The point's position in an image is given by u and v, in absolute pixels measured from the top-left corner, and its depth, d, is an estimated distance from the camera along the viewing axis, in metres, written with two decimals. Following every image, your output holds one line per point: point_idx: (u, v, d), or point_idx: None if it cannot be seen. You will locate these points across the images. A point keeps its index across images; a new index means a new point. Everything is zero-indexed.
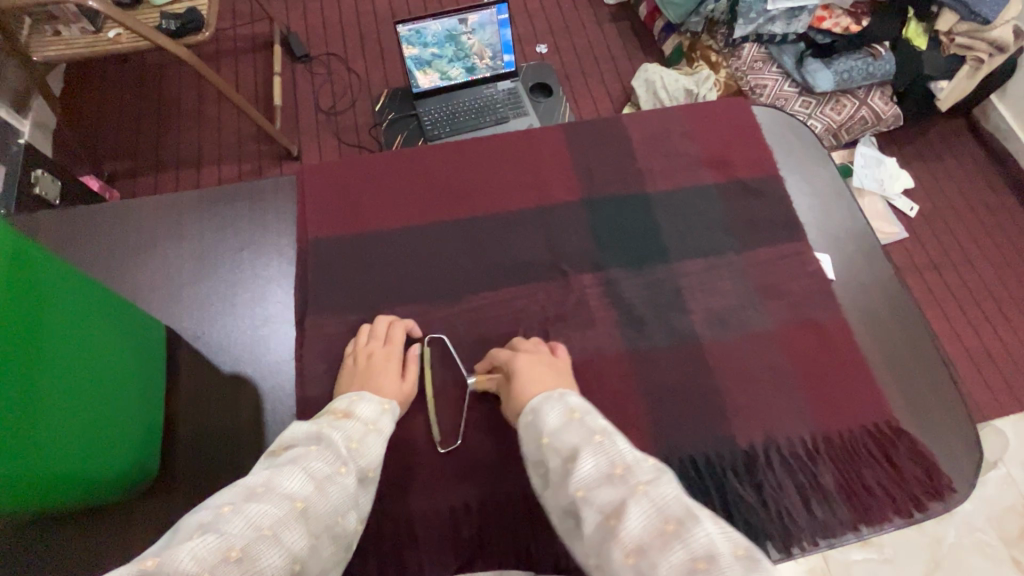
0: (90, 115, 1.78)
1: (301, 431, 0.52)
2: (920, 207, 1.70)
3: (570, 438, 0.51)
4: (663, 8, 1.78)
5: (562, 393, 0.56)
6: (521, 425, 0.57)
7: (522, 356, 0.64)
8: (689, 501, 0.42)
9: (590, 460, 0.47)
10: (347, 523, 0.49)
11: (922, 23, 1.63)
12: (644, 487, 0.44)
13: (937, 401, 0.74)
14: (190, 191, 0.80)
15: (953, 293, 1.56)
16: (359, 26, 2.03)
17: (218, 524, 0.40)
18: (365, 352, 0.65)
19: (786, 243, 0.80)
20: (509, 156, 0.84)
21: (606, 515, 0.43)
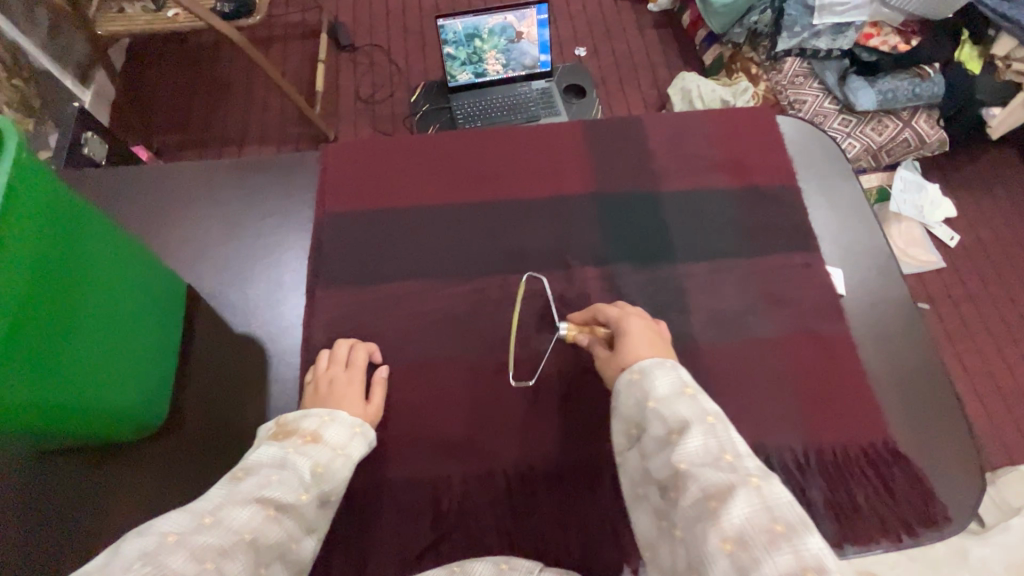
0: (146, 89, 1.89)
1: (267, 456, 0.54)
2: (960, 237, 1.64)
3: (681, 411, 0.53)
4: (706, 18, 1.78)
5: (674, 364, 0.59)
6: (623, 380, 0.60)
7: (632, 318, 0.66)
8: (803, 513, 0.42)
9: (700, 440, 0.50)
10: (297, 551, 0.50)
11: (977, 46, 1.56)
12: (756, 481, 0.45)
13: (944, 427, 0.71)
14: (223, 160, 0.84)
15: (987, 327, 1.52)
16: (404, 19, 2.09)
17: (161, 557, 0.40)
18: (326, 378, 0.66)
19: (796, 255, 0.79)
20: (526, 146, 0.86)
21: (708, 496, 0.45)
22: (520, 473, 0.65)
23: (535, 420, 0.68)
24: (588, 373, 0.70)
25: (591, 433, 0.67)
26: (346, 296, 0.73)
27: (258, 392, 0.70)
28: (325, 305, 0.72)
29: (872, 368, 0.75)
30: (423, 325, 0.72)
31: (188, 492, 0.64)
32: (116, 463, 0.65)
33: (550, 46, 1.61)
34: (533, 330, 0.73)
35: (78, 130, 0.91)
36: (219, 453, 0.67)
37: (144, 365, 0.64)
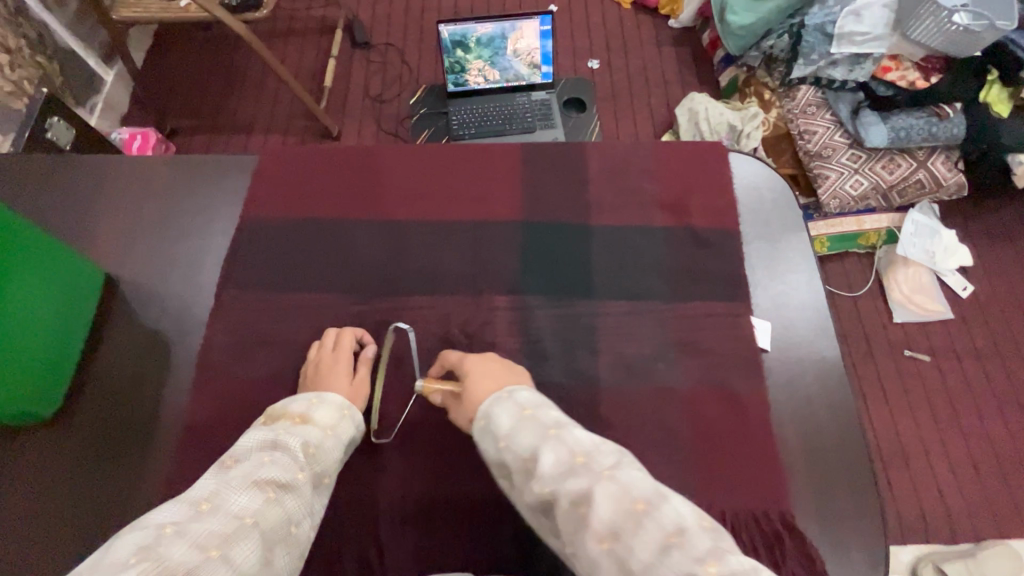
0: (159, 75, 1.85)
1: (255, 441, 0.57)
2: (975, 288, 1.52)
3: (526, 438, 0.53)
4: (723, 38, 1.64)
5: (511, 391, 0.59)
6: (473, 430, 0.59)
7: (471, 355, 0.66)
8: (654, 483, 0.46)
9: (552, 454, 0.51)
10: (301, 531, 0.54)
11: (1007, 87, 1.38)
12: (608, 470, 0.48)
13: (853, 501, 0.68)
14: (161, 156, 0.88)
15: (993, 388, 1.41)
16: (422, 14, 1.98)
17: (160, 548, 0.43)
18: (316, 362, 0.70)
19: (722, 304, 0.76)
20: (465, 168, 0.87)
21: (576, 504, 0.46)
22: (394, 500, 0.67)
23: (421, 447, 0.70)
24: None
25: (469, 470, 0.68)
26: (265, 304, 0.77)
27: (173, 390, 0.74)
28: (242, 309, 0.76)
29: (784, 431, 0.71)
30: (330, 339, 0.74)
31: (86, 469, 0.71)
32: (31, 436, 0.73)
33: (552, 58, 1.51)
34: (436, 355, 0.74)
35: (44, 116, 0.98)
36: (130, 444, 0.72)
37: (46, 346, 0.70)
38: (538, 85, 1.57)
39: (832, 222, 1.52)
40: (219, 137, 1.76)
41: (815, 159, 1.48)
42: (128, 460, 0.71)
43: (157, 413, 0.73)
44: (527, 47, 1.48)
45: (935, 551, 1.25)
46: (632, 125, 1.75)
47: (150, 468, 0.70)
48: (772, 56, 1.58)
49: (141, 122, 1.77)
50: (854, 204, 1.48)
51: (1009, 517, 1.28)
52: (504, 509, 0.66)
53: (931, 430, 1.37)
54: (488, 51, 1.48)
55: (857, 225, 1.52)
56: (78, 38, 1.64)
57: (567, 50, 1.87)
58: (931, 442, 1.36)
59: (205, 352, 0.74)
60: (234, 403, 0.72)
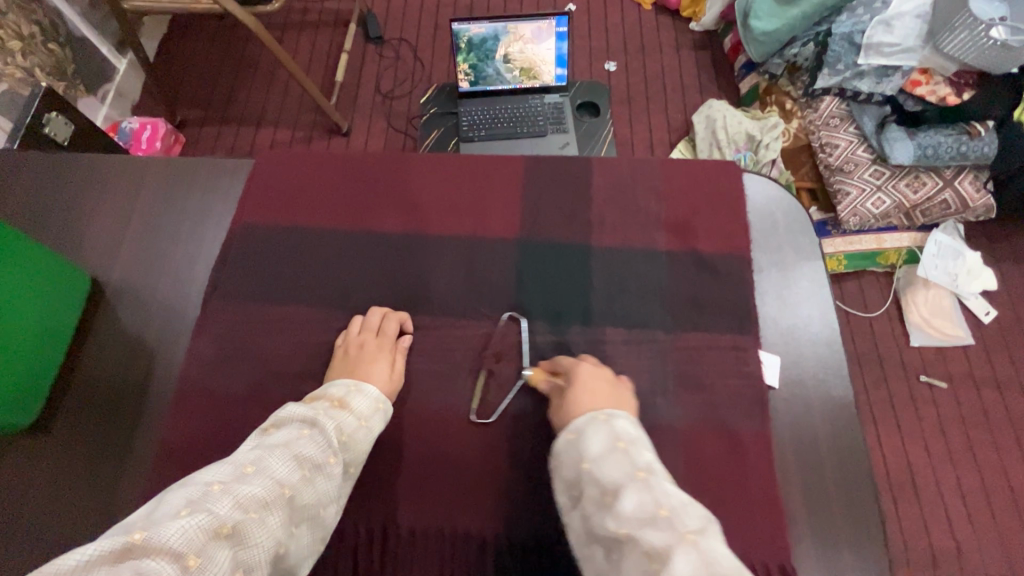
0: (170, 66, 1.83)
1: (297, 413, 0.57)
2: (998, 314, 1.45)
3: (612, 471, 0.51)
4: (746, 44, 1.59)
5: (609, 416, 0.57)
6: (558, 441, 0.58)
7: (585, 364, 0.66)
8: (738, 564, 0.42)
9: (636, 497, 0.48)
10: (327, 514, 0.54)
11: None
12: (692, 535, 0.44)
13: (856, 552, 0.64)
14: (157, 159, 0.88)
15: (1013, 420, 1.35)
16: (438, 9, 1.94)
17: (208, 502, 0.44)
18: (357, 342, 0.69)
19: (728, 335, 0.72)
20: (466, 182, 0.84)
21: (650, 558, 0.43)
22: (372, 530, 0.64)
23: (405, 475, 0.66)
24: (469, 431, 0.68)
25: (453, 502, 0.65)
26: (250, 315, 0.74)
27: (157, 398, 0.73)
28: (227, 318, 0.74)
29: (786, 473, 0.67)
30: (317, 355, 0.72)
31: (58, 480, 0.69)
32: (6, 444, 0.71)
33: (566, 60, 1.46)
34: (425, 376, 0.71)
35: (41, 111, 0.96)
36: (106, 456, 0.70)
37: (30, 350, 0.69)
38: (553, 87, 1.52)
39: (850, 239, 1.47)
40: (226, 129, 1.73)
41: (836, 174, 1.42)
42: (104, 471, 0.69)
43: (135, 424, 0.71)
44: (526, 49, 1.41)
45: None
46: (647, 130, 1.70)
47: (127, 480, 0.68)
48: (796, 65, 1.51)
49: (152, 111, 1.75)
50: (875, 221, 1.42)
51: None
52: (487, 546, 0.63)
53: (945, 461, 1.31)
54: (477, 54, 1.41)
55: (876, 244, 1.46)
56: (92, 24, 1.62)
57: (584, 51, 1.82)
58: (944, 473, 1.30)
59: (188, 363, 0.72)
60: (211, 418, 0.69)
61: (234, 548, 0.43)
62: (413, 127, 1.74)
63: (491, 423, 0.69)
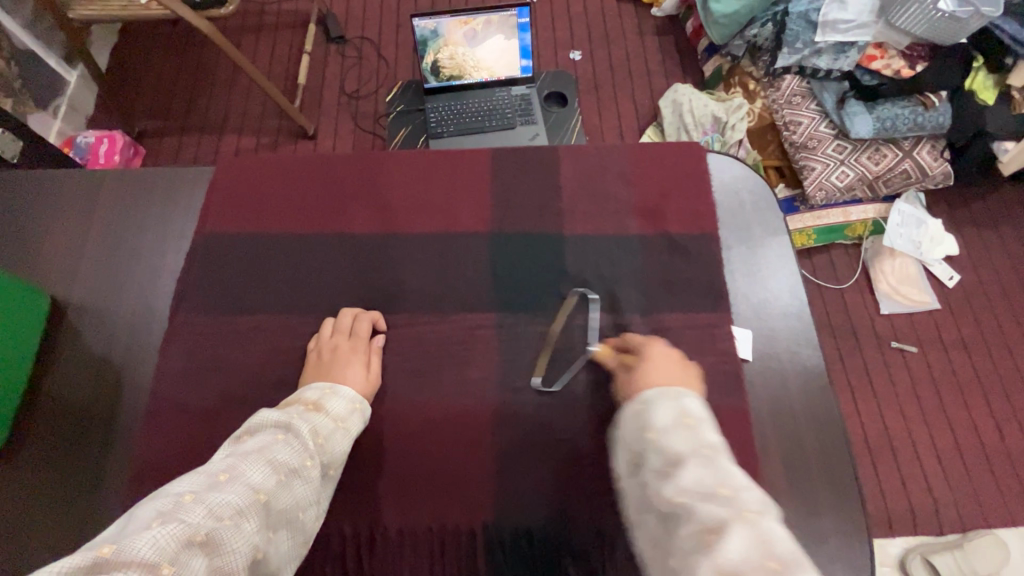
0: (125, 77, 1.78)
1: (272, 418, 0.57)
2: (962, 277, 1.50)
3: (676, 443, 0.50)
4: (707, 26, 1.57)
5: (681, 393, 0.55)
6: (626, 408, 0.57)
7: (660, 345, 0.64)
8: (799, 549, 0.40)
9: (697, 472, 0.46)
10: (307, 518, 0.54)
11: (992, 74, 1.37)
12: (753, 515, 0.42)
13: (835, 515, 0.66)
14: (112, 172, 0.86)
15: (980, 378, 1.40)
16: (399, 6, 1.91)
17: (179, 513, 0.44)
18: (330, 345, 0.69)
19: (702, 314, 0.73)
20: (434, 178, 0.83)
21: (705, 531, 0.42)
22: (359, 533, 0.63)
23: (390, 475, 0.66)
24: (452, 428, 0.68)
25: (441, 498, 0.65)
26: (222, 325, 0.73)
27: (130, 417, 0.71)
28: (197, 331, 0.73)
29: (764, 445, 0.69)
30: (293, 362, 0.71)
31: (29, 510, 0.67)
32: None
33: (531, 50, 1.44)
34: (404, 375, 0.71)
35: None
36: (76, 481, 0.68)
37: None
38: (519, 79, 1.51)
39: (818, 214, 1.50)
40: (188, 138, 1.69)
41: (801, 150, 1.45)
42: (76, 495, 0.67)
43: (106, 445, 0.70)
44: (466, 54, 1.43)
45: (923, 544, 1.24)
46: (616, 118, 1.71)
47: (101, 503, 0.66)
48: (757, 45, 1.53)
49: (108, 124, 1.69)
50: (841, 195, 1.45)
51: (996, 507, 1.27)
52: (477, 540, 0.63)
53: (919, 422, 1.36)
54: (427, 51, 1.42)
55: (843, 217, 1.50)
56: (37, 36, 1.55)
57: (548, 42, 1.82)
58: (919, 434, 1.35)
59: (157, 381, 0.70)
60: (186, 434, 0.67)
61: (209, 557, 0.43)
62: (381, 126, 1.72)
63: (474, 417, 0.68)
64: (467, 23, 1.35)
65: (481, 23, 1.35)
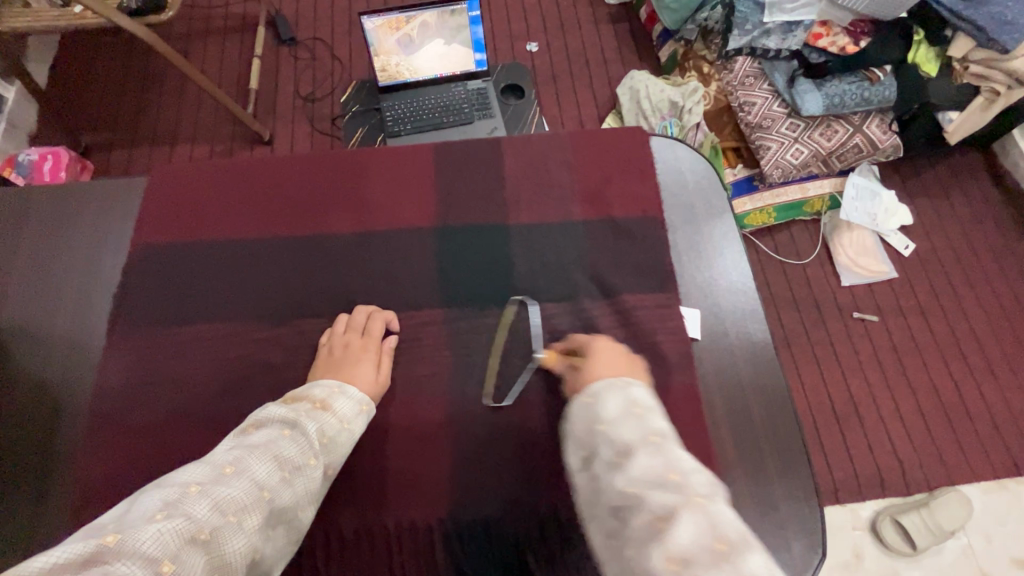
0: (67, 91, 1.71)
1: (278, 414, 0.57)
2: (915, 245, 1.55)
3: (625, 433, 0.49)
4: (657, 12, 1.58)
5: (628, 382, 0.55)
6: (574, 402, 0.56)
7: (601, 342, 0.64)
8: (747, 534, 0.40)
9: (647, 461, 0.46)
10: (305, 517, 0.54)
11: (934, 47, 1.41)
12: (701, 498, 0.42)
13: (786, 483, 0.67)
14: (45, 189, 0.83)
15: (936, 342, 1.44)
16: (350, 4, 1.88)
17: (184, 506, 0.44)
18: (342, 341, 0.68)
19: (652, 296, 0.74)
20: (379, 177, 0.83)
21: (656, 518, 0.42)
22: (316, 542, 0.62)
23: (346, 477, 0.65)
24: (407, 426, 0.68)
25: (396, 498, 0.64)
26: (165, 338, 0.71)
27: (71, 437, 0.69)
28: (139, 346, 0.71)
29: (716, 420, 0.70)
30: (242, 371, 0.69)
31: None
32: None
33: (484, 43, 1.43)
34: None
35: None
36: (17, 506, 0.66)
37: None
38: (473, 73, 1.50)
39: (776, 191, 1.52)
40: (139, 151, 1.63)
41: (756, 130, 1.47)
42: (14, 523, 0.65)
43: (46, 466, 0.67)
44: (401, 62, 1.43)
45: (892, 505, 1.28)
46: (575, 108, 1.71)
47: (43, 530, 0.64)
48: (708, 28, 1.54)
49: (53, 140, 1.62)
50: (796, 172, 1.48)
51: (957, 464, 1.32)
52: (435, 536, 0.63)
53: (881, 388, 1.40)
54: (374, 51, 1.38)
55: (800, 193, 1.53)
56: None
57: (503, 35, 1.81)
58: (882, 399, 1.39)
59: (97, 399, 0.68)
60: (128, 451, 0.65)
61: (209, 555, 0.43)
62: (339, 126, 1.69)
63: (429, 413, 0.68)
64: (400, 29, 1.35)
65: (417, 26, 1.35)
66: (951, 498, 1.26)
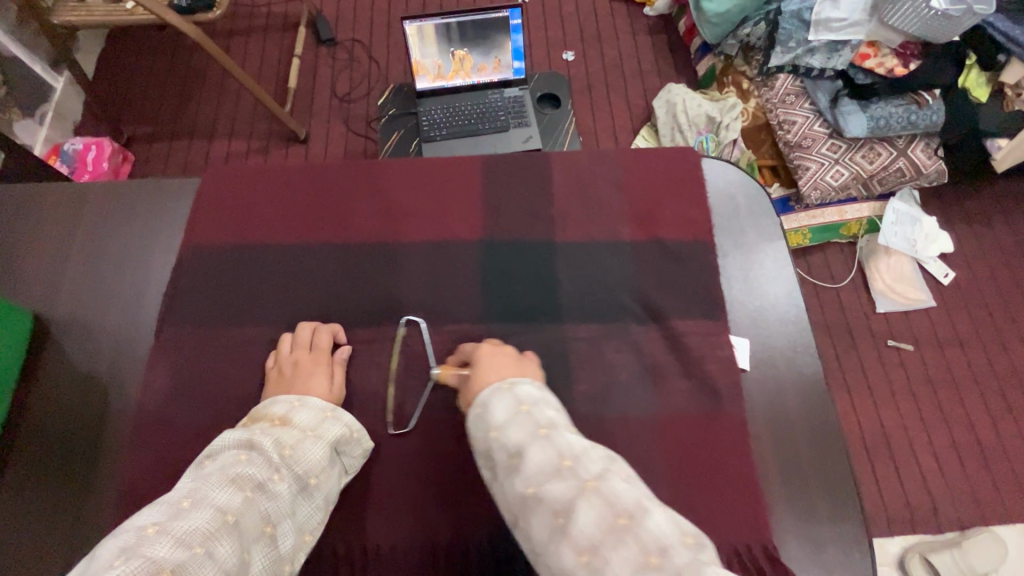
0: (111, 83, 1.75)
1: (232, 440, 0.56)
2: (958, 275, 1.50)
3: (515, 434, 0.54)
4: (699, 26, 1.56)
5: (512, 382, 0.59)
6: (468, 414, 0.59)
7: (486, 347, 0.66)
8: (641, 497, 0.48)
9: (538, 457, 0.52)
10: (280, 535, 0.52)
11: (985, 73, 1.36)
12: (593, 482, 0.49)
13: (832, 525, 0.65)
14: (96, 185, 0.85)
15: (977, 377, 1.39)
16: (390, 7, 1.89)
17: (143, 548, 0.43)
18: (291, 361, 0.67)
19: (699, 322, 0.72)
20: (424, 187, 0.82)
21: (556, 513, 0.48)
22: (350, 555, 0.62)
23: (383, 493, 0.65)
24: (447, 444, 0.67)
25: (433, 518, 0.64)
26: (206, 341, 0.72)
27: (114, 433, 0.70)
28: (181, 347, 0.71)
29: (761, 454, 0.68)
30: None
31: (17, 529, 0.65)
32: None
33: (523, 52, 1.43)
34: (394, 390, 0.70)
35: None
36: (64, 500, 0.66)
37: None
38: (511, 81, 1.49)
39: (813, 213, 1.49)
40: (178, 144, 1.66)
41: (795, 150, 1.44)
42: (61, 518, 0.65)
43: (90, 463, 0.68)
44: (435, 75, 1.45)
45: (921, 542, 1.23)
46: (610, 119, 1.70)
47: (87, 526, 0.65)
48: (749, 44, 1.51)
49: (95, 130, 1.65)
50: (835, 194, 1.44)
51: (996, 506, 1.27)
52: (469, 556, 0.62)
53: (917, 422, 1.35)
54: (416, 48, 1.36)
55: (838, 215, 1.49)
56: (21, 41, 1.51)
57: (541, 43, 1.80)
58: (918, 434, 1.34)
59: (142, 398, 0.69)
60: (170, 452, 0.66)
61: None
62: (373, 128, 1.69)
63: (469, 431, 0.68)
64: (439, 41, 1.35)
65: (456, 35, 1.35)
66: (985, 540, 1.21)
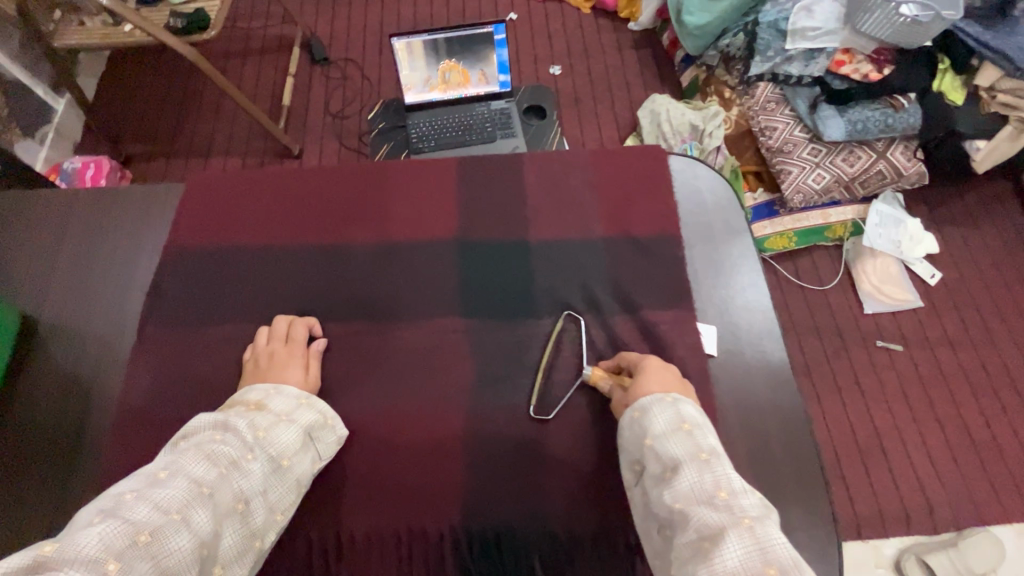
0: (110, 105, 1.80)
1: (207, 421, 0.58)
2: (943, 274, 1.52)
3: (674, 449, 0.55)
4: (681, 38, 1.60)
5: (675, 399, 0.60)
6: (624, 418, 0.62)
7: (652, 358, 0.67)
8: (795, 552, 0.44)
9: (693, 477, 0.52)
10: (253, 511, 0.54)
11: (960, 76, 1.40)
12: (749, 521, 0.46)
13: (803, 509, 0.66)
14: (85, 194, 0.88)
15: (965, 375, 1.40)
16: (381, 27, 1.95)
17: (122, 511, 0.45)
18: (266, 352, 0.69)
19: (670, 314, 0.74)
20: (404, 190, 0.85)
21: (702, 536, 0.47)
22: (329, 546, 0.64)
23: (361, 485, 0.66)
24: (422, 435, 0.68)
25: (409, 508, 0.65)
26: (190, 341, 0.74)
27: (98, 431, 0.71)
28: (165, 347, 0.73)
29: (733, 442, 0.69)
30: None
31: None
32: None
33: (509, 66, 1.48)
34: (372, 385, 0.71)
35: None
36: (48, 496, 0.68)
37: None
38: (497, 93, 1.53)
39: (797, 217, 1.52)
40: (175, 162, 1.70)
41: (777, 155, 1.47)
42: (45, 515, 0.67)
43: (74, 459, 0.70)
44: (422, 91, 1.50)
45: (916, 544, 1.23)
46: (596, 130, 1.74)
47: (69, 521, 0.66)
48: (729, 55, 1.55)
49: (94, 149, 1.70)
50: (818, 197, 1.47)
51: (988, 503, 1.27)
52: (445, 543, 0.64)
53: (906, 420, 1.36)
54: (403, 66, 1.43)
55: (822, 219, 1.52)
56: (24, 66, 1.56)
57: (528, 58, 1.86)
58: (908, 432, 1.34)
59: (126, 394, 0.71)
60: (153, 446, 0.67)
61: (154, 553, 0.44)
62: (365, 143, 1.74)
63: (445, 423, 0.69)
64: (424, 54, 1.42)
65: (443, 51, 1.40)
66: (981, 540, 1.21)
